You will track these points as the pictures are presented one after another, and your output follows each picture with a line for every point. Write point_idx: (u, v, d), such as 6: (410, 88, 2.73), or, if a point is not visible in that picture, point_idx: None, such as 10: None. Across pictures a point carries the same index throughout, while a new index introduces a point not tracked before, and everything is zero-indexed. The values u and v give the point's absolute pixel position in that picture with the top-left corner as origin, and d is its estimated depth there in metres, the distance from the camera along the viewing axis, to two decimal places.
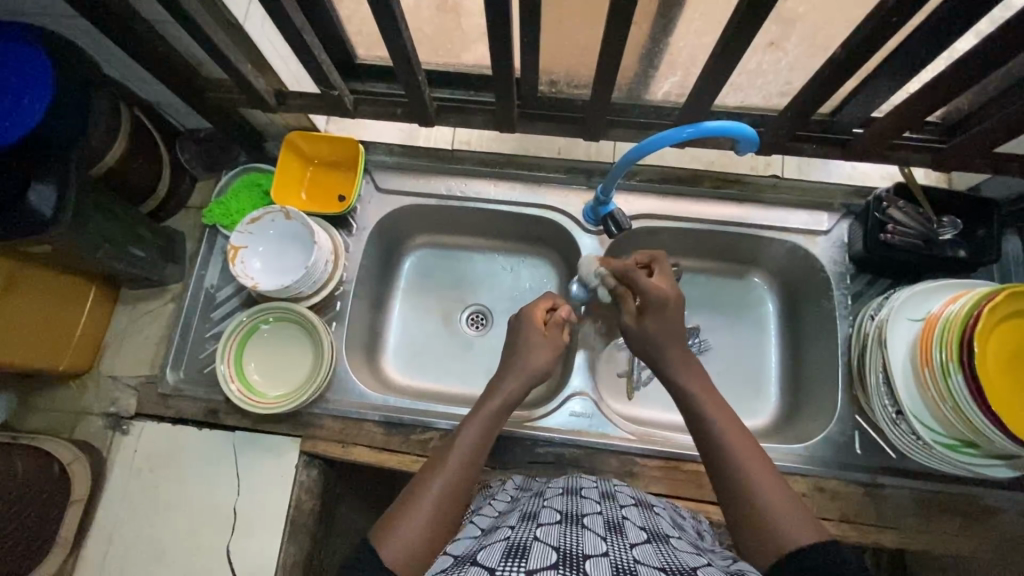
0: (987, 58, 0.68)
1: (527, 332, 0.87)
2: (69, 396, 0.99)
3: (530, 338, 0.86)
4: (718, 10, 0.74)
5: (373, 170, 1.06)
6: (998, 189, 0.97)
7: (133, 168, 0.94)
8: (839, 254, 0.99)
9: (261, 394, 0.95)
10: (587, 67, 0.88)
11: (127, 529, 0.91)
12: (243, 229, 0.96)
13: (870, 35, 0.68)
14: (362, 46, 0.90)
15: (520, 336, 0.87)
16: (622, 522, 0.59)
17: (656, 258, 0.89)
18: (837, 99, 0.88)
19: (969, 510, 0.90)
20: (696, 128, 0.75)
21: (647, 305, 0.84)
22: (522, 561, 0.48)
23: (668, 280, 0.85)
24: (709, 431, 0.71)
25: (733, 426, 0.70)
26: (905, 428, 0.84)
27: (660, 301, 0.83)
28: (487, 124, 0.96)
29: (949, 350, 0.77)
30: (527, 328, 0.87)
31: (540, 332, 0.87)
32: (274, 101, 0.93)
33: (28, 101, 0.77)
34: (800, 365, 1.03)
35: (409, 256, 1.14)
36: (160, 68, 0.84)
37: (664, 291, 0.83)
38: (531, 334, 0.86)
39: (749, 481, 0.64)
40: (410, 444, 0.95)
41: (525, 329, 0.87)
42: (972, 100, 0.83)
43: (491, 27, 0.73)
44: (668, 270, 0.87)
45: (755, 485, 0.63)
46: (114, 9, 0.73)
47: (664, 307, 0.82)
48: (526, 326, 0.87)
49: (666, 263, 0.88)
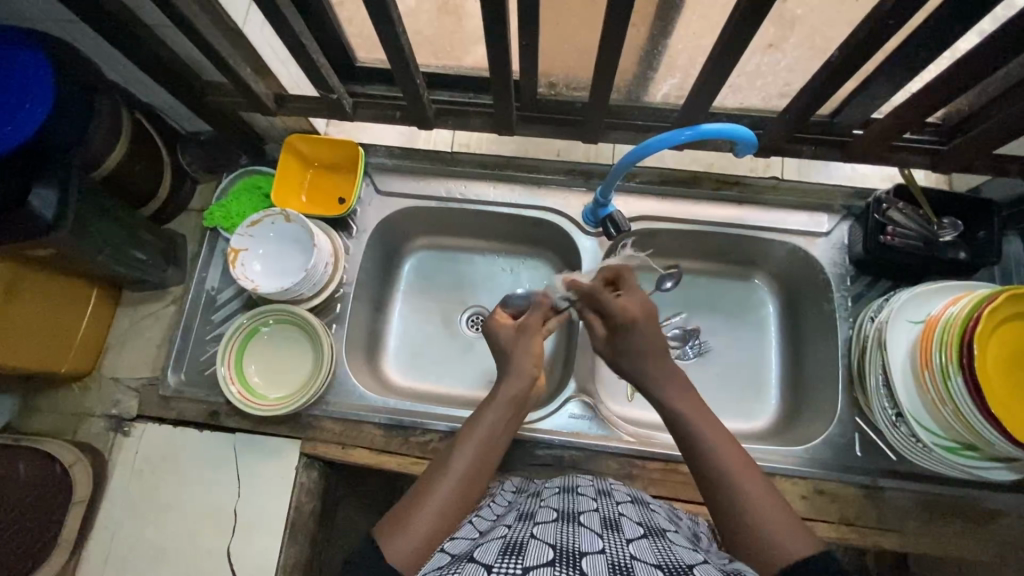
0: (985, 59, 0.68)
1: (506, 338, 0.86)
2: (71, 398, 1.00)
3: (502, 334, 0.87)
4: (717, 12, 0.74)
5: (374, 173, 1.06)
6: (998, 191, 0.96)
7: (134, 171, 0.94)
8: (840, 256, 0.99)
9: (261, 397, 0.95)
10: (586, 69, 0.88)
11: (128, 531, 0.92)
12: (243, 232, 0.97)
13: (868, 38, 0.68)
14: (362, 49, 0.90)
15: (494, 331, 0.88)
16: (619, 519, 0.59)
17: (620, 275, 0.87)
18: (836, 101, 0.88)
19: (970, 513, 0.89)
20: (695, 130, 0.75)
21: (618, 326, 0.83)
22: (519, 559, 0.48)
23: (638, 298, 0.84)
24: (702, 436, 0.71)
25: (722, 434, 0.71)
26: (906, 431, 0.84)
27: (630, 323, 0.82)
28: (487, 126, 0.96)
29: (949, 354, 0.77)
30: (495, 327, 0.88)
31: (510, 327, 0.88)
32: (273, 104, 0.93)
33: (28, 106, 0.78)
34: (800, 365, 1.03)
35: (410, 257, 1.14)
36: (162, 72, 0.84)
37: (632, 312, 0.82)
38: (501, 331, 0.87)
39: (741, 490, 0.64)
40: (410, 446, 0.95)
41: (496, 328, 0.88)
42: (971, 102, 0.83)
43: (489, 30, 0.73)
44: (636, 284, 0.86)
45: (747, 490, 0.64)
46: (114, 14, 0.74)
47: (630, 330, 0.81)
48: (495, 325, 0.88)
49: (630, 277, 0.87)
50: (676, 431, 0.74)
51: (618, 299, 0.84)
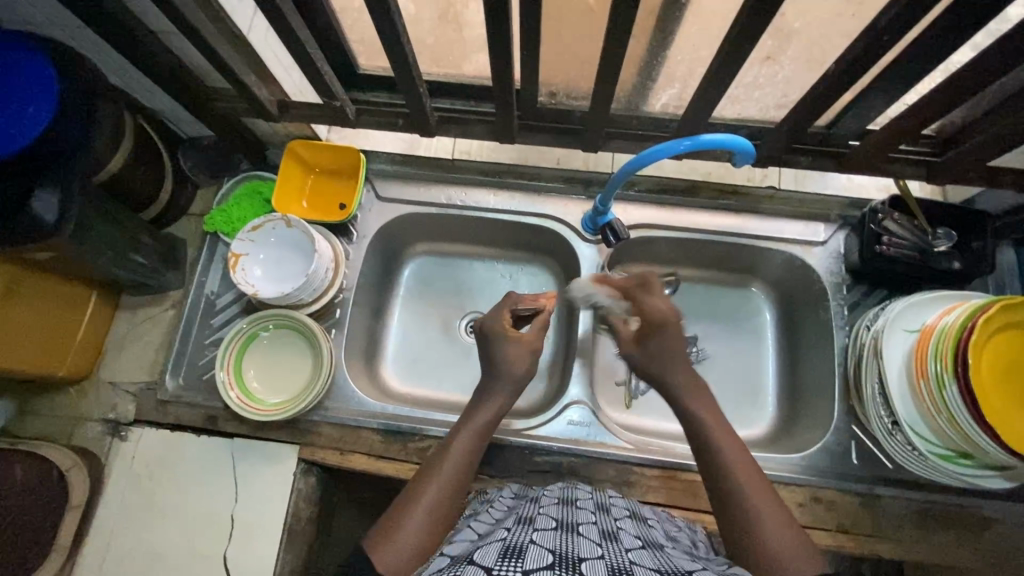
0: (979, 74, 0.69)
1: (499, 345, 0.85)
2: (68, 402, 1.00)
3: (510, 349, 0.84)
4: (716, 25, 0.75)
5: (374, 178, 1.07)
6: (992, 203, 0.98)
7: (135, 175, 0.94)
8: (837, 265, 1.00)
9: (259, 402, 0.95)
10: (587, 79, 0.89)
11: (124, 536, 0.91)
12: (243, 237, 0.97)
13: (863, 53, 0.69)
14: (364, 56, 0.91)
15: (497, 347, 0.85)
16: (617, 531, 0.59)
17: (649, 276, 0.90)
18: (832, 112, 0.89)
19: (964, 521, 0.90)
20: (694, 141, 0.76)
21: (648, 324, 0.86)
22: (518, 561, 0.49)
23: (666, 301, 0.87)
24: (710, 441, 0.72)
25: (736, 445, 0.72)
26: (901, 439, 0.85)
27: (660, 323, 0.85)
28: (488, 134, 0.97)
29: (943, 363, 0.78)
30: (498, 334, 0.86)
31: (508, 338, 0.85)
32: (276, 111, 0.94)
33: (31, 108, 0.78)
34: (798, 373, 1.04)
35: (409, 263, 1.14)
36: (166, 78, 0.85)
37: (661, 312, 0.85)
38: (502, 342, 0.85)
39: (757, 509, 0.65)
40: (409, 452, 0.95)
41: (496, 339, 0.85)
42: (965, 114, 0.84)
43: (491, 40, 0.74)
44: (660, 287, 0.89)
45: (760, 506, 0.65)
46: (120, 21, 0.74)
47: (662, 330, 0.85)
48: (496, 336, 0.86)
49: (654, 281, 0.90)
50: (689, 437, 0.76)
51: (650, 299, 0.87)
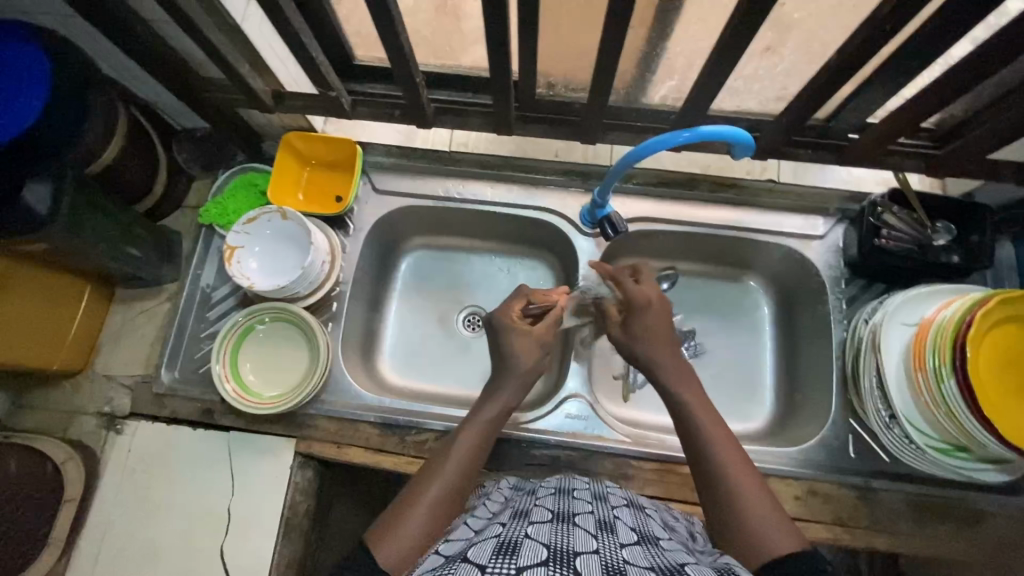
0: (980, 66, 0.69)
1: (505, 332, 0.85)
2: (63, 396, 0.99)
3: (509, 342, 0.84)
4: (716, 16, 0.75)
5: (371, 171, 1.06)
6: (992, 196, 0.97)
7: (128, 166, 0.93)
8: (836, 259, 1.00)
9: (256, 395, 0.94)
10: (585, 70, 0.88)
11: (120, 530, 0.91)
12: (239, 229, 0.96)
13: (863, 45, 0.68)
14: (361, 47, 0.90)
15: (500, 339, 0.85)
16: (613, 522, 0.59)
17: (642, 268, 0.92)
18: (833, 104, 0.89)
19: (960, 514, 0.90)
20: (693, 132, 0.76)
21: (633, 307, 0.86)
22: (513, 559, 0.48)
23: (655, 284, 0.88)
24: (699, 431, 0.72)
25: (725, 435, 0.71)
26: (898, 432, 0.85)
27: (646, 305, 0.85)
28: (486, 126, 0.96)
29: (942, 357, 0.77)
30: (502, 325, 0.85)
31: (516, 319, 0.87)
32: (271, 102, 0.93)
33: (23, 99, 0.77)
34: (795, 367, 1.04)
35: (407, 256, 1.14)
36: (160, 68, 0.84)
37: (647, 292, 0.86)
38: (505, 328, 0.85)
39: (746, 503, 0.63)
40: (406, 445, 0.95)
41: (501, 330, 0.85)
42: (966, 107, 0.84)
43: (488, 31, 0.73)
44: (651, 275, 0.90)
45: (746, 494, 0.64)
46: (112, 10, 0.73)
47: (646, 308, 0.85)
48: (500, 328, 0.85)
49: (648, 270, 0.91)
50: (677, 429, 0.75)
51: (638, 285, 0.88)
